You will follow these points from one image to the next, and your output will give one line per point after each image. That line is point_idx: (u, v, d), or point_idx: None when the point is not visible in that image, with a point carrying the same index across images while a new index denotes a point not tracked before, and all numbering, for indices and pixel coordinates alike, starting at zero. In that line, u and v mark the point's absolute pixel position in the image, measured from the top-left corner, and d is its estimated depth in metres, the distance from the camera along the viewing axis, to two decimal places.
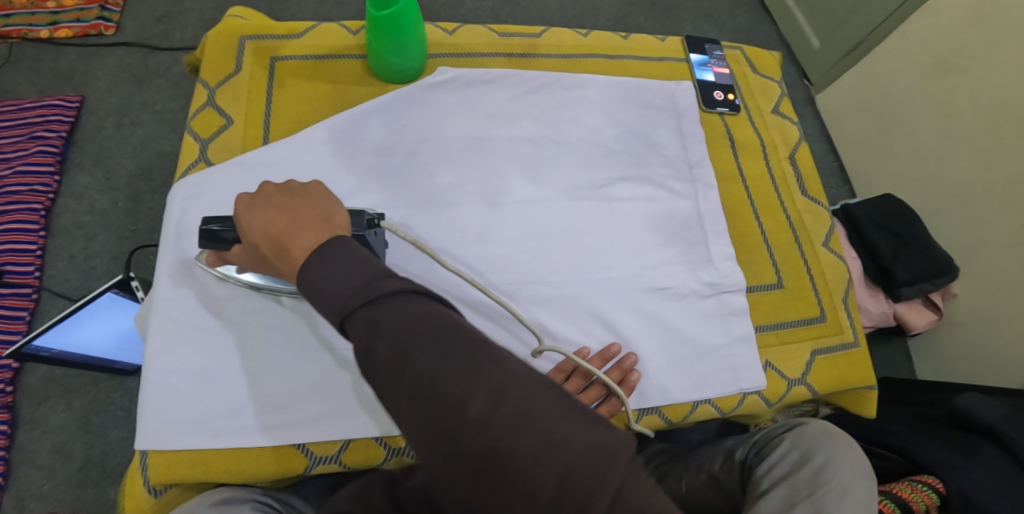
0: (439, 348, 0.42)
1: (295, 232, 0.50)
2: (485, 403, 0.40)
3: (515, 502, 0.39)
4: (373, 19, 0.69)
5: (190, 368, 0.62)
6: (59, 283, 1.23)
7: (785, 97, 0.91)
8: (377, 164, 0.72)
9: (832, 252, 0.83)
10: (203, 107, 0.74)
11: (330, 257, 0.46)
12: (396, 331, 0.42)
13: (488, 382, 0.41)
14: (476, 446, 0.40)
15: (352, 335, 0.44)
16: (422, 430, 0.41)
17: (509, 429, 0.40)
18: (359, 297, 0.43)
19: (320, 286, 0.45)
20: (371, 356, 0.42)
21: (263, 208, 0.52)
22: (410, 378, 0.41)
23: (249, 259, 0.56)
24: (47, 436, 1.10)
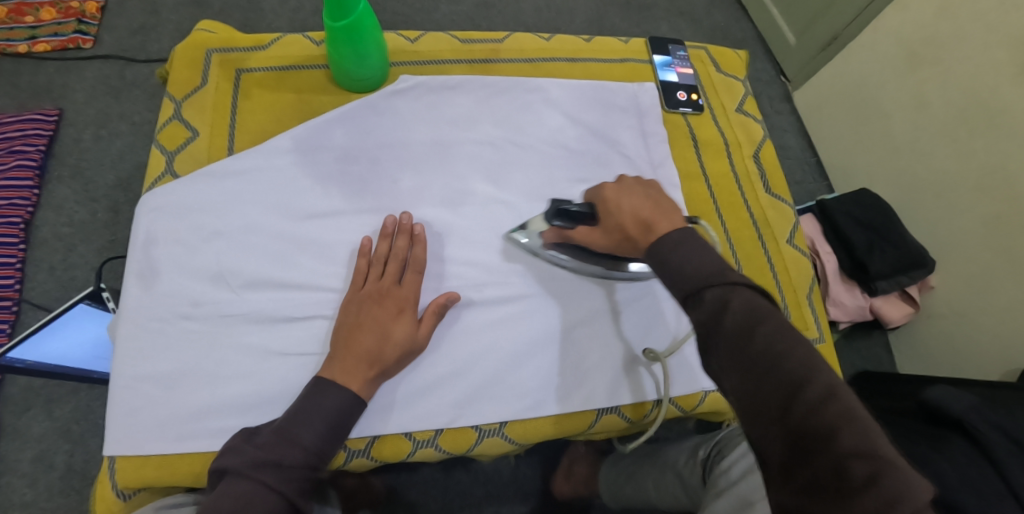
0: (782, 338, 0.47)
1: (659, 219, 0.57)
2: (821, 392, 0.44)
3: (819, 483, 0.42)
4: (331, 30, 0.70)
5: (158, 374, 0.61)
6: (40, 295, 1.24)
7: (749, 96, 0.93)
8: (340, 171, 0.73)
9: (796, 248, 0.84)
10: (170, 120, 0.75)
11: (686, 242, 0.53)
12: (747, 311, 0.48)
13: (823, 378, 0.45)
14: (798, 421, 0.44)
15: (699, 309, 0.50)
16: (748, 388, 0.46)
17: (842, 421, 0.43)
18: (716, 278, 0.50)
19: (674, 262, 0.53)
20: (716, 326, 0.48)
21: (632, 194, 0.61)
22: (743, 350, 0.47)
23: (600, 237, 0.64)
24: (31, 445, 1.12)
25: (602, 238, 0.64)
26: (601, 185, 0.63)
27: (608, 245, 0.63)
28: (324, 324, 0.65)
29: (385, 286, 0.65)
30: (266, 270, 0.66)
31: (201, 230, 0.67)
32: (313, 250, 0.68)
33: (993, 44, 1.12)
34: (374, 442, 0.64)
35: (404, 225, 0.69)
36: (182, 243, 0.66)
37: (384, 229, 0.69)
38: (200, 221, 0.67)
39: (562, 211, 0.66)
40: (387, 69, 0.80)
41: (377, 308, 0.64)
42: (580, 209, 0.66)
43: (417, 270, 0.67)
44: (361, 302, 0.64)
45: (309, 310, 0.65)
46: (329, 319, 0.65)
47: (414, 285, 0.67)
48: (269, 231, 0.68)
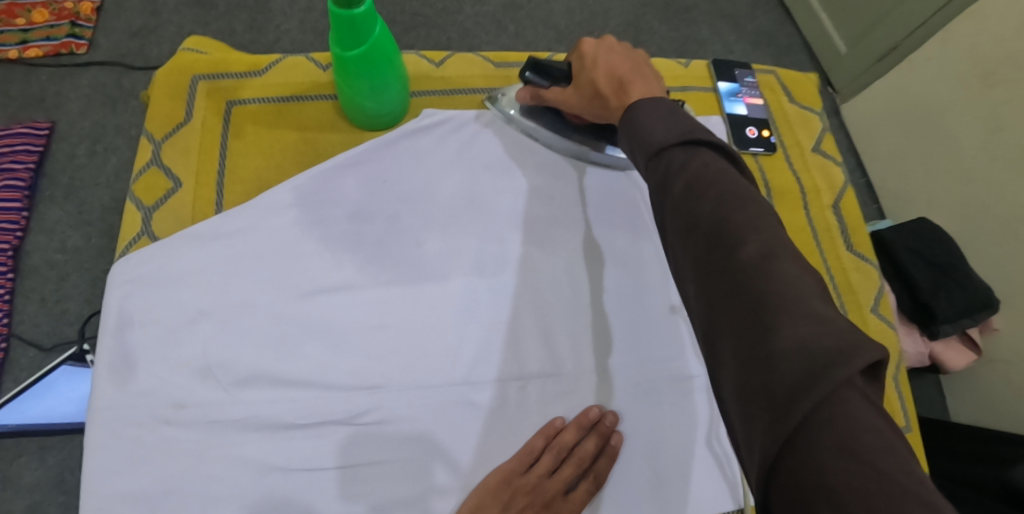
0: (734, 197, 0.41)
1: (636, 80, 0.54)
2: (758, 252, 0.38)
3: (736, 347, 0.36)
4: (341, 60, 0.58)
5: (138, 493, 0.51)
6: (30, 330, 1.14)
7: (828, 131, 0.79)
8: (352, 232, 0.61)
9: (884, 318, 0.72)
10: (148, 166, 0.63)
11: (655, 105, 0.48)
12: (700, 171, 0.43)
13: (765, 239, 0.39)
14: (730, 280, 0.38)
15: (656, 166, 0.46)
16: (691, 250, 0.41)
17: (778, 283, 0.36)
18: (679, 134, 0.45)
19: (639, 125, 0.48)
20: (667, 187, 0.44)
21: (612, 53, 0.57)
22: (687, 211, 0.42)
23: (571, 96, 0.60)
24: (20, 498, 1.04)
25: (576, 97, 0.59)
26: (580, 41, 0.59)
27: (582, 105, 0.59)
28: (334, 433, 0.53)
29: (553, 489, 0.54)
30: (260, 363, 0.54)
31: (187, 310, 0.56)
32: (319, 335, 0.56)
33: None
34: None
35: (601, 425, 0.57)
36: (164, 326, 0.55)
37: (585, 416, 0.57)
38: (184, 297, 0.56)
39: (538, 65, 0.61)
40: (407, 102, 0.68)
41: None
42: (560, 66, 0.61)
43: (592, 486, 0.56)
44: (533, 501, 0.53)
45: (312, 415, 0.53)
46: (343, 426, 0.53)
47: (581, 504, 0.55)
48: (266, 311, 0.56)
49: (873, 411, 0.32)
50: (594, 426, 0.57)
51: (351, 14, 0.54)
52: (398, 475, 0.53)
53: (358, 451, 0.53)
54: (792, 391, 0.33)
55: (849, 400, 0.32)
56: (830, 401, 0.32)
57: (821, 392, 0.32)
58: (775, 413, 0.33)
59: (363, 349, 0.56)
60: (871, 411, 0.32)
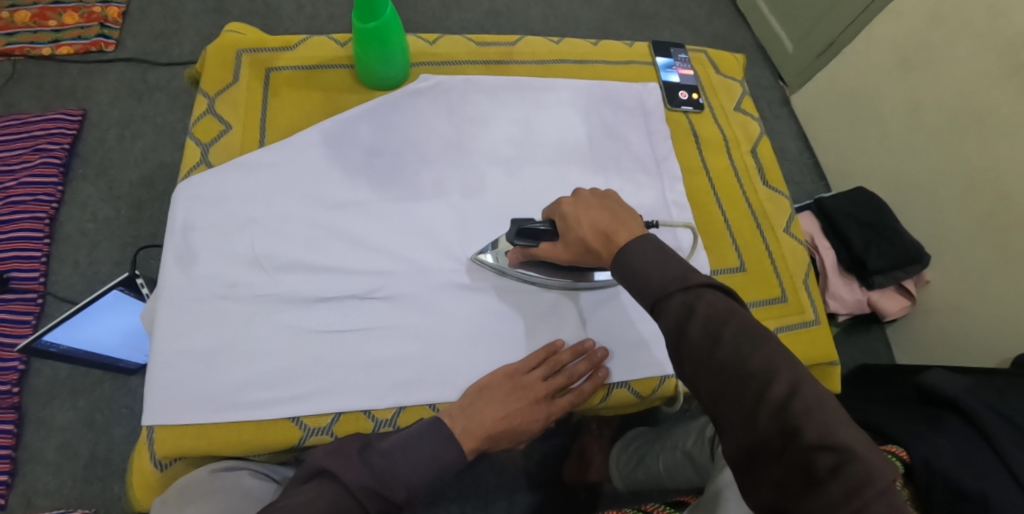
0: (748, 338, 0.49)
1: (620, 228, 0.60)
2: (786, 389, 0.47)
3: (788, 467, 0.46)
4: (359, 31, 0.75)
5: (198, 350, 0.66)
6: (64, 288, 1.28)
7: (746, 96, 0.97)
8: (366, 163, 0.77)
9: (793, 237, 0.88)
10: (203, 114, 0.79)
11: (652, 254, 0.56)
12: (711, 316, 0.51)
13: (787, 374, 0.48)
14: (771, 419, 0.47)
15: (667, 313, 0.53)
16: (725, 395, 0.49)
17: (808, 411, 0.46)
18: (679, 283, 0.53)
19: (643, 272, 0.55)
20: (686, 335, 0.51)
21: (588, 207, 0.63)
22: (710, 356, 0.50)
23: (560, 252, 0.66)
24: (55, 433, 1.17)
25: (567, 252, 0.65)
26: (559, 201, 0.66)
27: (571, 257, 0.66)
28: (352, 303, 0.69)
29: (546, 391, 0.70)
30: (296, 253, 0.70)
31: (235, 217, 0.72)
32: (341, 237, 0.72)
33: (982, 50, 1.17)
34: (400, 412, 0.66)
35: (592, 354, 0.72)
36: (217, 229, 0.71)
37: (580, 344, 0.72)
38: (233, 208, 0.72)
39: (522, 231, 0.68)
40: (408, 69, 0.85)
41: (529, 404, 0.69)
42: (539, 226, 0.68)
43: (576, 397, 0.71)
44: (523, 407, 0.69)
45: (335, 289, 0.69)
46: (358, 298, 0.69)
47: (564, 408, 0.71)
48: (298, 218, 0.72)
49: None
50: (581, 358, 0.72)
51: None
52: (400, 338, 0.68)
53: (370, 317, 0.69)
54: (845, 495, 0.43)
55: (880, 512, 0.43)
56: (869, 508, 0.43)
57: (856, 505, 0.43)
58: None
59: (376, 246, 0.72)
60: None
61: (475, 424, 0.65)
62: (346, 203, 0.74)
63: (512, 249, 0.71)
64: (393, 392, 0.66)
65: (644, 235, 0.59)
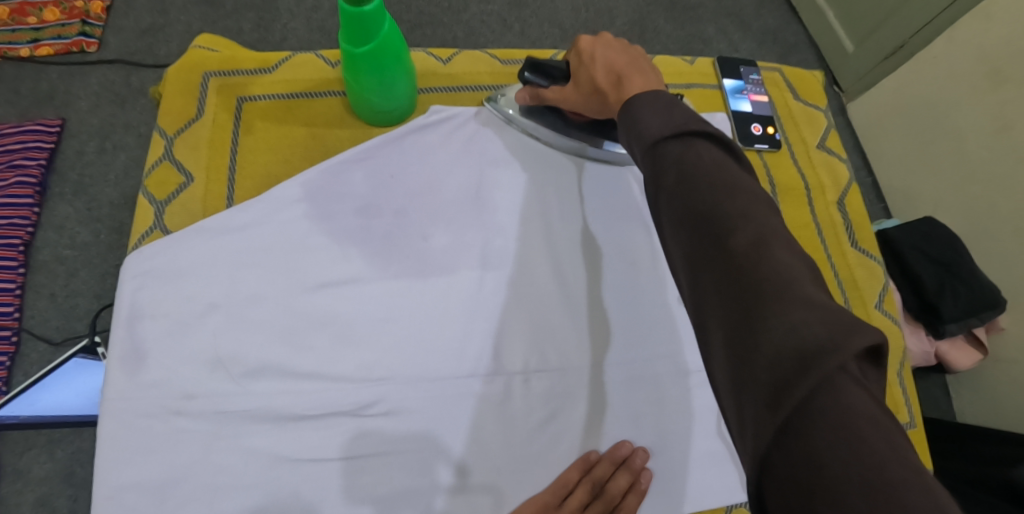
0: (728, 187, 0.40)
1: (634, 74, 0.52)
2: (749, 238, 0.38)
3: (733, 327, 0.36)
4: (350, 57, 0.58)
5: (148, 483, 0.52)
6: (40, 324, 1.15)
7: (832, 128, 0.80)
8: (359, 227, 0.61)
9: (888, 314, 0.73)
10: (160, 161, 0.64)
11: (649, 99, 0.47)
12: (694, 164, 0.42)
13: (758, 226, 0.38)
14: (725, 266, 0.37)
15: (647, 160, 0.44)
16: (685, 239, 0.40)
17: (767, 265, 0.36)
18: (670, 126, 0.44)
19: (631, 116, 0.47)
20: (659, 179, 0.43)
21: (610, 46, 0.56)
22: (682, 202, 0.41)
23: (572, 96, 0.59)
24: (29, 489, 1.05)
25: (578, 95, 0.58)
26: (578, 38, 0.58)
27: (583, 102, 0.58)
28: (342, 422, 0.54)
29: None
30: (274, 356, 0.55)
31: (195, 303, 0.57)
32: (327, 329, 0.57)
33: None
34: None
35: (632, 462, 0.57)
36: (173, 319, 0.56)
37: (616, 452, 0.57)
38: (192, 290, 0.57)
39: (536, 64, 0.60)
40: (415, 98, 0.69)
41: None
42: (557, 65, 0.60)
43: None
44: None
45: (321, 405, 0.54)
46: (350, 417, 0.55)
47: None
48: (273, 303, 0.57)
49: (868, 398, 0.32)
50: (620, 470, 0.57)
51: (360, 12, 0.54)
52: (402, 465, 0.54)
53: (369, 444, 0.54)
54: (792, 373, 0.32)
55: (844, 387, 0.32)
56: (826, 388, 0.32)
57: (820, 380, 0.32)
58: (769, 405, 0.33)
59: (373, 341, 0.57)
60: (866, 398, 0.32)
61: None
62: (336, 279, 0.59)
63: (522, 89, 0.65)
64: None
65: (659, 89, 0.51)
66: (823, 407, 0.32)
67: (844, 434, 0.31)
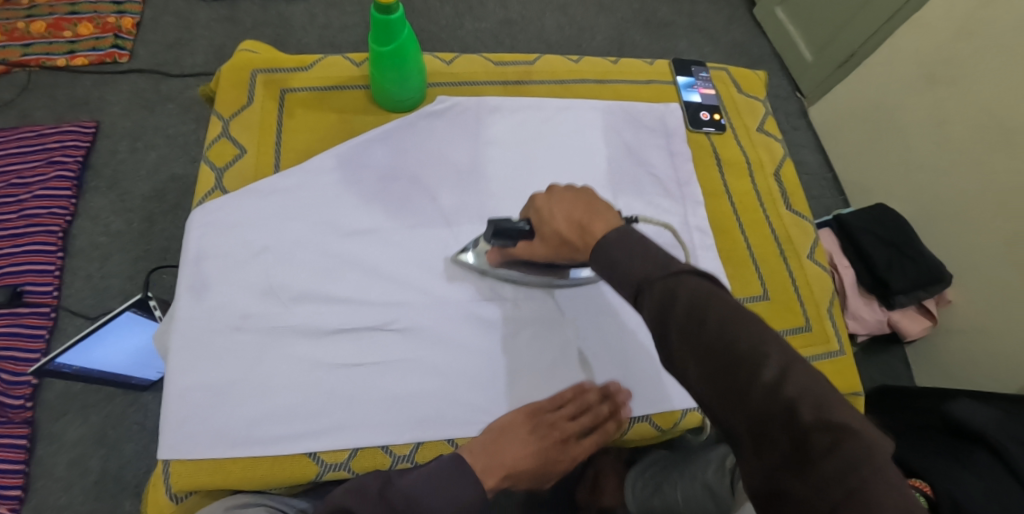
0: (734, 321, 0.45)
1: (593, 219, 0.56)
2: (776, 371, 0.43)
3: (783, 450, 0.41)
4: (377, 54, 0.73)
5: (211, 384, 0.65)
6: (76, 302, 1.26)
7: (769, 116, 0.95)
8: (380, 188, 0.76)
9: (818, 264, 0.87)
10: (219, 138, 0.78)
11: (626, 237, 0.52)
12: (696, 299, 0.46)
13: (777, 355, 0.44)
14: (759, 401, 0.42)
15: (646, 302, 0.49)
16: (710, 376, 0.44)
17: (796, 391, 0.42)
18: (661, 268, 0.49)
19: (620, 257, 0.51)
20: (666, 320, 0.47)
21: (563, 200, 0.60)
22: (695, 343, 0.45)
23: (539, 249, 0.64)
24: (66, 449, 1.15)
25: (544, 249, 0.63)
26: (533, 198, 0.63)
27: (550, 253, 0.62)
28: (369, 335, 0.68)
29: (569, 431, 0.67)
30: (315, 284, 0.70)
31: (249, 245, 0.71)
32: (356, 266, 0.71)
33: (1010, 63, 1.15)
34: (419, 446, 0.65)
35: (616, 397, 0.70)
36: (232, 257, 0.70)
37: (599, 387, 0.70)
38: (247, 236, 0.71)
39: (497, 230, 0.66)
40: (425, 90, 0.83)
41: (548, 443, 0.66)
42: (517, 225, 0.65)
43: (600, 439, 0.69)
44: (544, 440, 0.66)
45: (352, 321, 0.68)
46: (376, 331, 0.69)
47: (587, 448, 0.69)
48: (313, 246, 0.72)
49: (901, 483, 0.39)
50: (600, 398, 0.70)
51: (386, 18, 0.69)
52: (416, 370, 0.68)
53: (389, 353, 0.68)
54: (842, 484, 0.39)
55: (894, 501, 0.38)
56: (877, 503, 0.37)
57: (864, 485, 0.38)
58: None
59: (393, 275, 0.72)
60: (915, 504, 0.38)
61: (499, 464, 0.62)
62: (362, 229, 0.73)
63: (490, 249, 0.71)
64: (409, 423, 0.66)
65: (619, 226, 0.55)
66: None
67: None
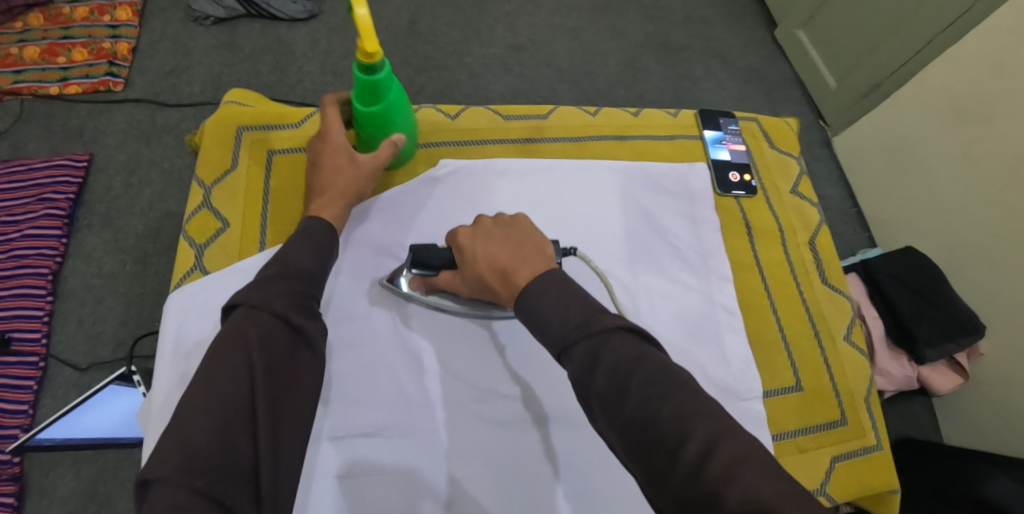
0: (656, 389, 0.46)
1: (518, 266, 0.55)
2: (699, 447, 0.43)
3: None
4: (360, 115, 0.67)
5: None
6: (67, 350, 1.19)
7: (803, 175, 0.90)
8: (377, 272, 0.73)
9: (854, 346, 0.82)
10: (199, 209, 0.73)
11: (549, 293, 0.52)
12: (616, 365, 0.47)
13: (704, 429, 0.44)
14: (686, 477, 0.42)
15: (572, 364, 0.49)
16: (635, 445, 0.45)
17: (724, 473, 0.41)
18: (582, 330, 0.49)
19: (540, 316, 0.52)
20: (589, 385, 0.48)
21: (487, 240, 0.59)
22: (618, 412, 0.46)
23: (460, 283, 0.63)
24: (56, 506, 1.08)
25: (468, 286, 0.61)
26: (456, 234, 0.61)
27: (474, 292, 0.62)
28: (366, 439, 0.67)
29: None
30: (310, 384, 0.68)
31: None
32: (351, 361, 0.69)
33: None
34: None
35: None
36: None
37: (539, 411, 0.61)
38: None
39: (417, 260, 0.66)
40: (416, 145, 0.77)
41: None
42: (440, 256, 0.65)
43: None
44: None
45: (351, 426, 0.67)
46: (372, 436, 0.67)
47: None
48: None
49: None
50: None
51: (370, 79, 0.63)
52: (413, 478, 0.66)
53: (387, 456, 0.67)
54: None
55: None
56: None
57: None
58: None
59: (393, 368, 0.70)
60: None
61: None
62: (356, 319, 0.71)
63: (414, 277, 0.70)
64: None
65: (545, 273, 0.54)
66: None
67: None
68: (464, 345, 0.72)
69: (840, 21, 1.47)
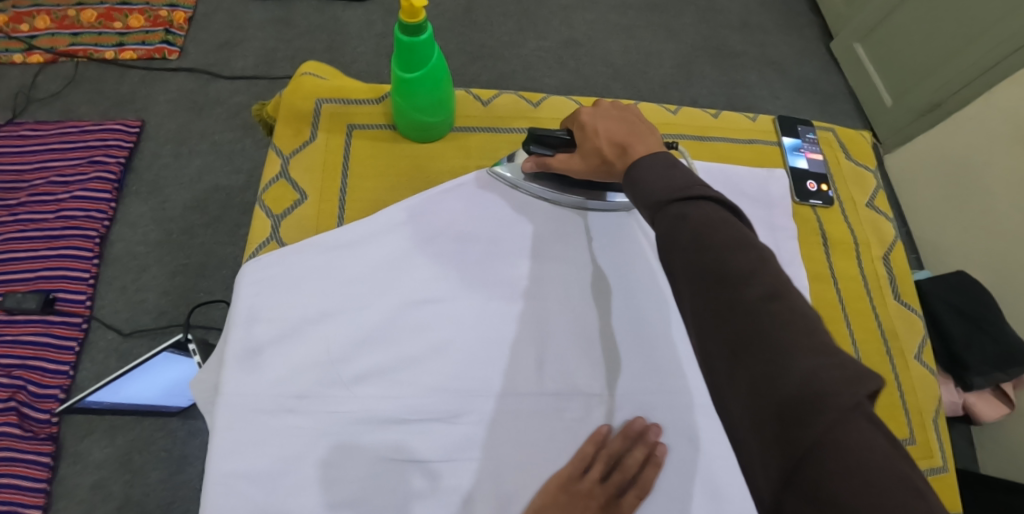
0: (738, 244, 0.45)
1: (636, 142, 0.58)
2: (764, 293, 0.42)
3: (757, 368, 0.40)
4: (401, 80, 0.65)
5: (259, 471, 0.57)
6: (109, 315, 1.18)
7: (880, 190, 0.88)
8: (456, 250, 0.68)
9: (925, 365, 0.80)
10: (275, 179, 0.72)
11: (656, 163, 0.52)
12: (704, 224, 0.46)
13: (772, 280, 0.43)
14: (745, 319, 0.42)
15: (659, 223, 0.49)
16: (702, 288, 0.45)
17: (781, 316, 0.41)
18: (678, 191, 0.49)
19: (643, 181, 0.52)
20: (672, 238, 0.47)
21: (608, 119, 0.61)
22: (691, 262, 0.46)
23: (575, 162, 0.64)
24: (89, 471, 1.06)
25: (582, 166, 0.63)
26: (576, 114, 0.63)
27: (585, 170, 0.63)
28: (435, 426, 0.61)
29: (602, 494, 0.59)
30: (378, 363, 0.62)
31: (309, 309, 0.63)
32: (422, 339, 0.64)
33: None
34: None
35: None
36: (286, 324, 0.63)
37: (631, 428, 0.63)
38: (307, 299, 0.64)
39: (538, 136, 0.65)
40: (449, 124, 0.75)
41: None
42: (557, 135, 0.65)
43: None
44: None
45: (421, 410, 0.61)
46: (442, 422, 0.61)
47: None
48: (378, 312, 0.64)
49: (878, 433, 0.37)
50: None
51: (412, 42, 0.61)
52: (480, 472, 0.60)
53: (455, 446, 0.60)
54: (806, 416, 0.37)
55: (859, 427, 0.37)
56: (840, 429, 0.37)
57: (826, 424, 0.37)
58: (790, 441, 0.38)
59: (467, 352, 0.64)
60: (876, 431, 0.37)
61: None
62: (430, 298, 0.66)
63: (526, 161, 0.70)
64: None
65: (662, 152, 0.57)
66: (840, 443, 0.36)
67: (850, 467, 0.36)
68: (535, 337, 0.66)
69: (902, 35, 1.44)
